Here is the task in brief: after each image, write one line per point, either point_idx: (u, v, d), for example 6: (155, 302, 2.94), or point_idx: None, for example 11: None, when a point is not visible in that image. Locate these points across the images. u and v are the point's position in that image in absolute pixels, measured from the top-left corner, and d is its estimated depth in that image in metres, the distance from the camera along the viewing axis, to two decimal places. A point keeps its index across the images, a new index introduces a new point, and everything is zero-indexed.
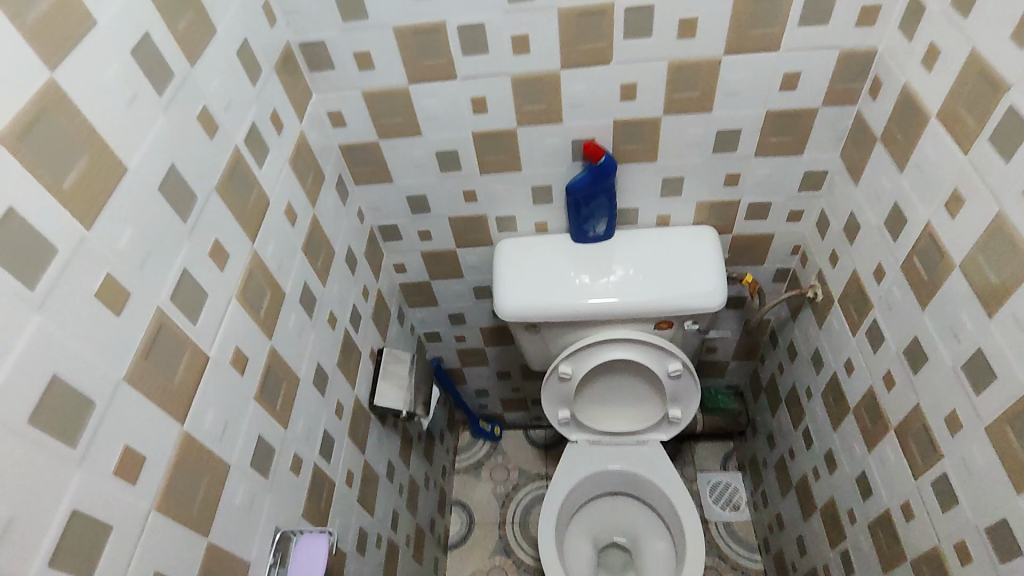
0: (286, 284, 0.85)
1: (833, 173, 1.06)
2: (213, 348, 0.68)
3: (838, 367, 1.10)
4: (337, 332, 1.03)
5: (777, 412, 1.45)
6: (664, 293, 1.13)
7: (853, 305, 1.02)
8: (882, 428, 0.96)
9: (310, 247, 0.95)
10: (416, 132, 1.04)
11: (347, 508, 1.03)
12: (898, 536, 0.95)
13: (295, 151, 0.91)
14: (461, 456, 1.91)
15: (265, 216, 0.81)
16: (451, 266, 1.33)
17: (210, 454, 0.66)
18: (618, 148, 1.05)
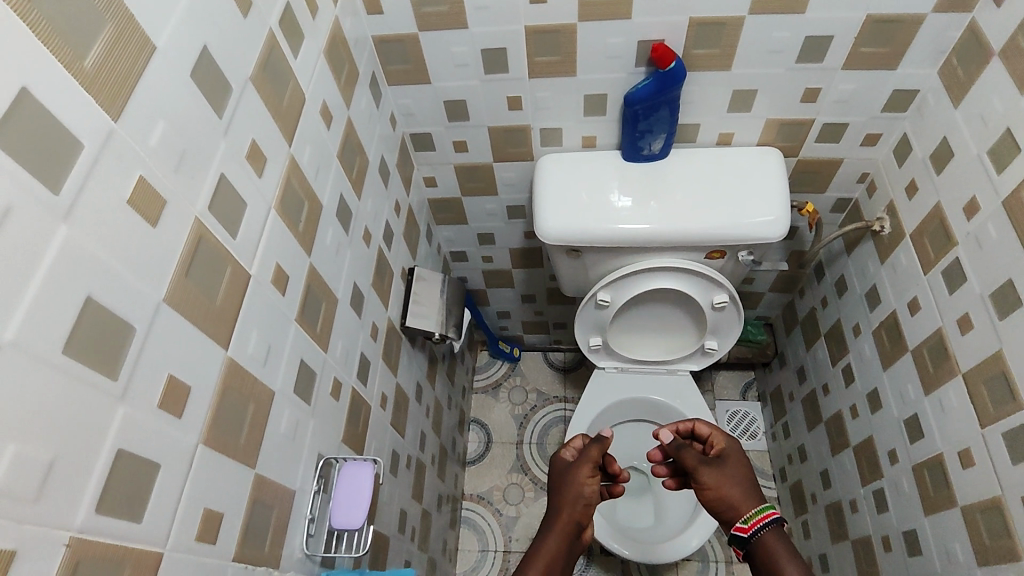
0: (323, 194, 0.77)
1: (925, 92, 0.95)
2: (254, 266, 0.60)
3: (899, 308, 1.04)
4: (371, 249, 0.95)
5: (813, 346, 1.41)
6: (720, 220, 1.05)
7: (931, 241, 0.95)
8: (947, 373, 0.92)
9: (346, 154, 0.85)
10: (461, 24, 0.91)
11: (381, 432, 0.99)
12: (948, 481, 0.92)
13: (330, 41, 0.79)
14: (479, 376, 1.89)
15: (301, 115, 0.71)
16: (485, 180, 1.23)
17: (255, 382, 0.60)
18: (688, 53, 0.93)
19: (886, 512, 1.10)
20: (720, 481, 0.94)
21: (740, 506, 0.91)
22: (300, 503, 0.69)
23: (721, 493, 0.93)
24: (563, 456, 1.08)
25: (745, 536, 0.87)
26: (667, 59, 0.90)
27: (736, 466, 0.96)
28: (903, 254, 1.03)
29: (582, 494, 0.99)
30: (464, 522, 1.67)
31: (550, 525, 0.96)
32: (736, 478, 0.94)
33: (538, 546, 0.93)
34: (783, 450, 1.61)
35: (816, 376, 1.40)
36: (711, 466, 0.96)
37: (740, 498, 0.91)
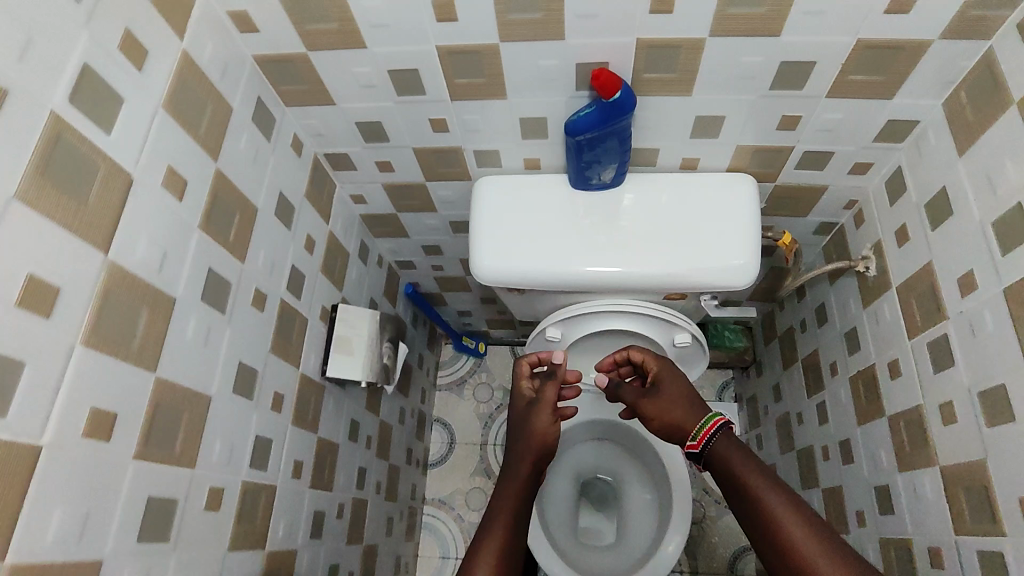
0: (178, 286, 0.63)
1: (928, 124, 0.78)
2: (51, 431, 0.48)
3: (880, 365, 0.93)
4: (270, 311, 0.83)
5: (790, 368, 1.31)
6: (678, 266, 0.91)
7: (919, 304, 0.82)
8: (924, 457, 0.82)
9: (218, 217, 0.70)
10: (359, 44, 0.73)
11: (296, 503, 0.91)
12: (915, 569, 0.84)
13: (179, 86, 0.63)
14: (443, 372, 1.80)
15: (130, 203, 0.56)
16: (421, 198, 1.08)
17: (64, 569, 0.50)
18: (641, 77, 0.76)
19: None
20: (660, 409, 0.92)
21: (683, 424, 0.89)
22: None
23: (664, 420, 0.91)
24: (519, 395, 0.94)
25: (697, 453, 0.85)
26: (610, 89, 0.73)
27: (673, 385, 0.93)
28: (889, 305, 0.90)
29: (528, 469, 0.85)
30: (425, 527, 1.63)
31: (492, 518, 0.80)
32: (674, 400, 0.92)
33: (485, 537, 0.77)
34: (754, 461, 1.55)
35: (791, 402, 1.32)
36: (651, 394, 0.94)
37: (681, 415, 0.90)
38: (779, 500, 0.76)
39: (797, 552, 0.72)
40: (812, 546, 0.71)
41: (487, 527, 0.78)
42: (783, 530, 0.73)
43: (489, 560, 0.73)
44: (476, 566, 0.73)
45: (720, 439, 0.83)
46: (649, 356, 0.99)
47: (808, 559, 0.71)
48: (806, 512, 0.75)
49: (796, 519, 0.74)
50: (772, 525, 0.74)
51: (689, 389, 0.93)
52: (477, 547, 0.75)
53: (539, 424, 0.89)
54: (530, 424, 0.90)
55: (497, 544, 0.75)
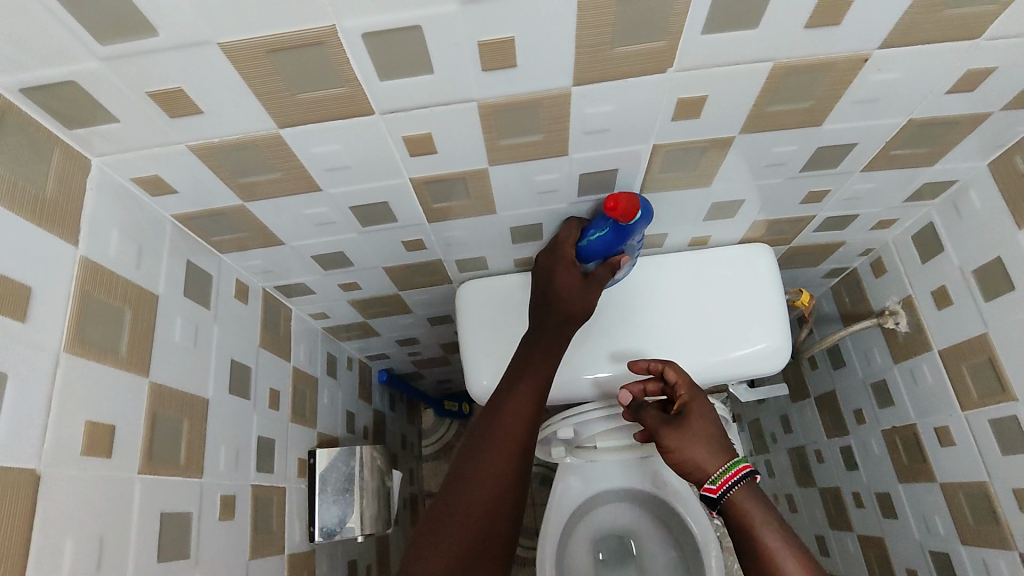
0: (125, 566, 0.48)
1: (967, 184, 0.70)
2: None
3: (921, 426, 0.86)
4: (242, 510, 0.67)
5: (800, 401, 1.25)
6: (702, 361, 0.80)
7: (974, 374, 0.74)
8: (993, 533, 0.75)
9: (163, 442, 0.55)
10: (311, 188, 0.58)
11: None
12: None
13: (83, 306, 0.47)
14: (426, 440, 1.66)
15: (42, 504, 0.41)
16: (393, 305, 0.93)
17: None
18: (652, 177, 0.64)
19: None
20: (682, 446, 0.70)
21: (705, 465, 0.68)
22: None
23: (683, 458, 0.70)
24: (569, 274, 0.72)
25: (715, 501, 0.66)
26: (632, 218, 0.64)
27: (702, 423, 0.71)
28: (927, 366, 0.83)
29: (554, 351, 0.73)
30: None
31: (514, 393, 0.69)
32: (700, 438, 0.69)
33: (493, 439, 0.64)
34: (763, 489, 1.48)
35: (805, 436, 1.25)
36: (672, 428, 0.71)
37: (704, 454, 0.68)
38: (777, 536, 0.61)
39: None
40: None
41: (489, 432, 0.65)
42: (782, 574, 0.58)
43: (487, 484, 0.61)
44: (468, 496, 0.60)
45: (743, 487, 0.65)
46: (681, 376, 0.74)
47: None
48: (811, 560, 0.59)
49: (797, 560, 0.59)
50: (764, 557, 0.60)
51: (721, 434, 0.70)
52: (478, 457, 0.63)
53: (564, 304, 0.73)
54: (571, 297, 0.73)
55: (498, 471, 0.62)
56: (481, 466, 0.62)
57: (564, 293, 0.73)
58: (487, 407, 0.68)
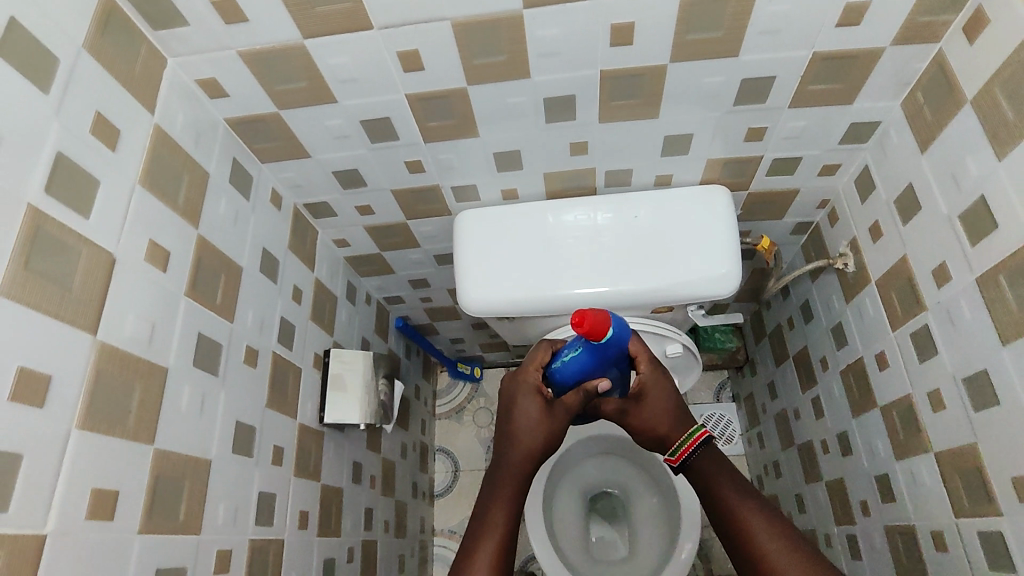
0: (168, 355, 0.64)
1: (889, 124, 0.80)
2: (56, 515, 0.49)
3: (868, 358, 0.93)
4: (262, 368, 0.83)
5: (782, 364, 1.30)
6: (659, 283, 0.93)
7: (898, 295, 0.83)
8: (916, 443, 0.82)
9: (203, 283, 0.71)
10: (329, 100, 0.75)
11: (304, 554, 0.90)
12: (920, 554, 0.85)
13: (154, 160, 0.65)
14: (441, 400, 1.80)
15: (114, 279, 0.58)
16: (402, 236, 1.08)
17: None
18: (606, 105, 0.78)
19: (860, 561, 1.03)
20: (646, 423, 0.80)
21: (668, 437, 0.79)
22: None
23: (646, 431, 0.80)
24: (531, 402, 0.80)
25: (678, 468, 0.77)
26: (601, 332, 0.76)
27: (660, 396, 0.80)
28: (868, 299, 0.91)
29: (524, 455, 0.78)
30: (437, 559, 1.62)
31: (491, 497, 0.75)
32: (659, 412, 0.79)
33: (479, 542, 0.70)
34: (757, 459, 1.55)
35: (785, 398, 1.31)
36: (634, 409, 0.80)
37: (661, 424, 0.79)
38: (738, 495, 0.72)
39: (774, 563, 0.66)
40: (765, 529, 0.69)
41: (479, 530, 0.71)
42: (757, 540, 0.68)
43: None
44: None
45: (702, 448, 0.76)
46: (641, 350, 0.81)
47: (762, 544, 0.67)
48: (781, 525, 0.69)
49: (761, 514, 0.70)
50: (731, 513, 0.71)
51: (676, 402, 0.80)
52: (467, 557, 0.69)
53: (522, 429, 0.79)
54: (529, 424, 0.79)
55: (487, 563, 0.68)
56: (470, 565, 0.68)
57: (524, 419, 0.80)
58: (472, 514, 0.74)
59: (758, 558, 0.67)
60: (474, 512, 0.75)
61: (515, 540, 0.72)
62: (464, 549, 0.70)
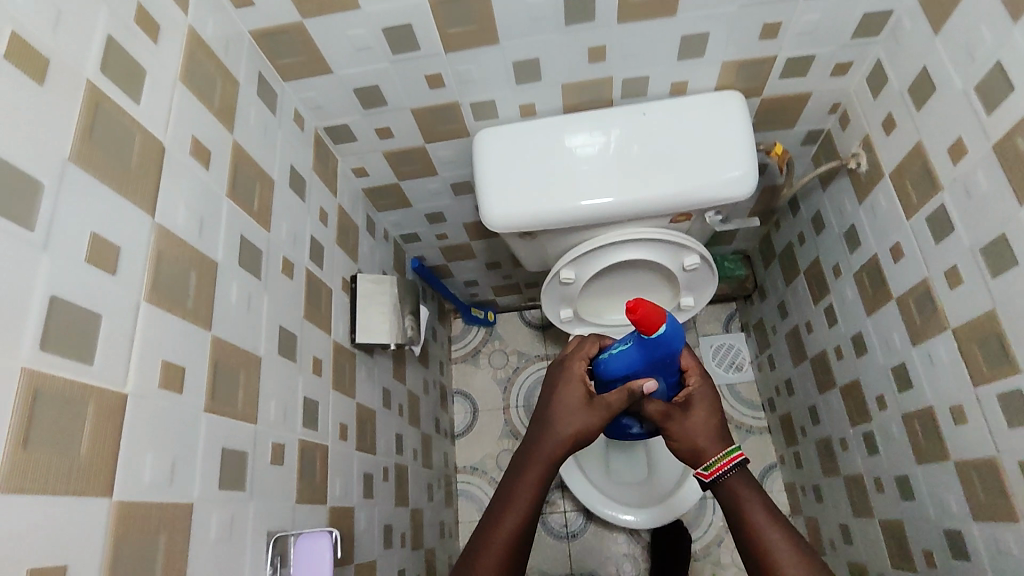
0: (217, 250, 0.66)
1: (900, 12, 0.82)
2: (132, 379, 0.51)
3: (881, 253, 0.96)
4: (297, 281, 0.85)
5: (792, 281, 1.34)
6: (678, 188, 0.95)
7: (912, 183, 0.85)
8: (932, 324, 0.85)
9: (241, 188, 0.73)
10: (352, 5, 0.76)
11: (345, 464, 0.93)
12: (938, 433, 0.89)
13: (190, 60, 0.66)
14: (456, 345, 1.83)
15: (165, 169, 0.60)
16: (421, 163, 1.09)
17: (163, 506, 0.53)
18: (623, 3, 0.80)
19: (877, 455, 1.08)
20: (686, 431, 0.80)
21: (704, 452, 0.78)
22: None
23: (685, 444, 0.80)
24: (572, 391, 0.80)
25: (707, 484, 0.76)
26: (653, 326, 0.80)
27: (705, 409, 0.82)
28: (882, 195, 0.93)
29: (562, 442, 0.75)
30: (462, 495, 1.67)
31: (521, 473, 0.73)
32: (703, 426, 0.80)
33: (501, 515, 0.69)
34: (768, 382, 1.60)
35: (796, 314, 1.35)
36: (680, 415, 0.81)
37: (704, 443, 0.78)
38: (763, 513, 0.70)
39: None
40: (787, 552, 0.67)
41: (488, 527, 0.69)
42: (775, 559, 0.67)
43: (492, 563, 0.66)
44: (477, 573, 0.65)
45: (735, 470, 0.74)
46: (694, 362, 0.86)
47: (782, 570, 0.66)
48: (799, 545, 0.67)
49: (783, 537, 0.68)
50: (751, 533, 0.69)
51: (722, 420, 0.81)
52: (487, 535, 0.68)
53: (564, 413, 0.77)
54: (572, 412, 0.78)
55: (503, 538, 0.67)
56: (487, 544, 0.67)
57: (568, 400, 0.79)
58: (496, 492, 0.72)
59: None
60: (501, 487, 0.73)
61: (529, 535, 0.69)
62: (484, 527, 0.69)
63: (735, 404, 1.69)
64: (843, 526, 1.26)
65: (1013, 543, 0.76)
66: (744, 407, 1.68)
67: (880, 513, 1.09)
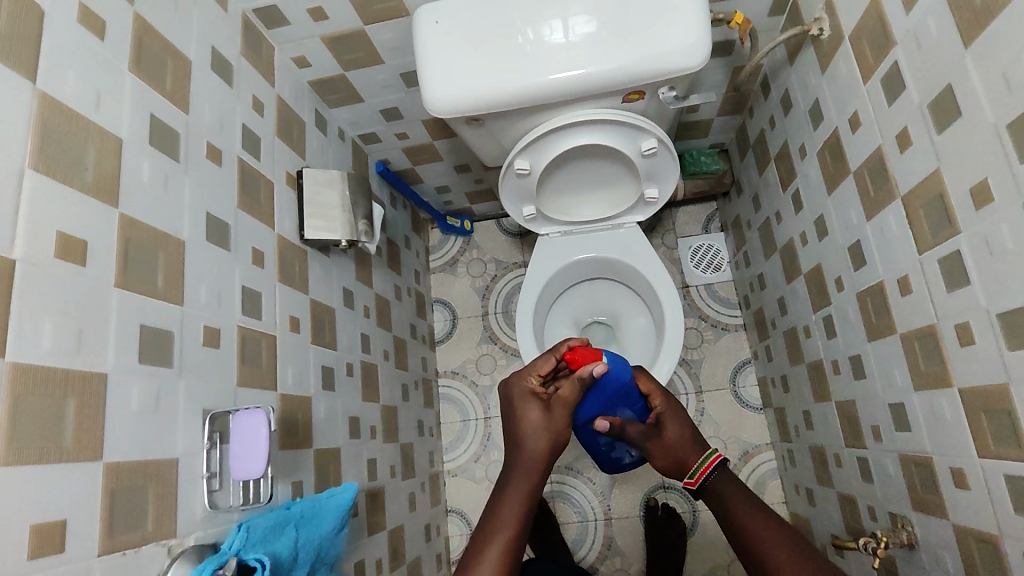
0: (122, 125, 0.64)
1: None
2: (22, 245, 0.51)
3: (842, 125, 0.92)
4: (229, 169, 0.82)
5: (764, 170, 1.30)
6: (629, 62, 0.91)
7: (870, 42, 0.80)
8: (886, 195, 0.83)
9: (149, 64, 0.70)
10: None
11: (299, 355, 0.95)
12: (888, 308, 0.88)
13: None
14: (434, 255, 1.83)
15: (46, 35, 0.57)
16: (364, 50, 1.04)
17: (69, 373, 0.54)
18: None
19: (835, 338, 1.08)
20: (666, 448, 0.91)
21: (685, 462, 0.89)
22: (190, 466, 0.67)
23: (669, 459, 0.91)
24: (532, 405, 0.84)
25: (696, 489, 0.85)
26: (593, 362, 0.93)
27: (675, 423, 0.94)
28: (843, 62, 0.88)
29: (539, 453, 0.78)
30: (443, 398, 1.71)
31: (509, 486, 0.75)
32: (680, 440, 0.92)
33: (497, 519, 0.71)
34: (744, 279, 1.59)
35: (767, 205, 1.32)
36: (656, 434, 0.93)
37: (684, 454, 0.90)
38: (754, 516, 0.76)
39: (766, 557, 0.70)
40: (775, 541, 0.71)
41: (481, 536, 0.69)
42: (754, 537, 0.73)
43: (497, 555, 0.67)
44: (480, 564, 0.66)
45: (718, 470, 0.84)
46: (654, 387, 0.99)
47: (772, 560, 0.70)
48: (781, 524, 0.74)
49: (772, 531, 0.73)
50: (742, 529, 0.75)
51: (693, 432, 0.93)
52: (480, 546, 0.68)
53: (528, 431, 0.81)
54: (537, 427, 0.81)
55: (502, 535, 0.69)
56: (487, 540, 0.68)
57: (527, 421, 0.82)
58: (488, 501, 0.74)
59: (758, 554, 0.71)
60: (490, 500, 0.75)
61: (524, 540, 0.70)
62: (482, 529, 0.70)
63: (711, 303, 1.69)
64: (806, 411, 1.28)
65: (947, 408, 0.77)
66: (720, 306, 1.69)
67: (837, 395, 1.11)
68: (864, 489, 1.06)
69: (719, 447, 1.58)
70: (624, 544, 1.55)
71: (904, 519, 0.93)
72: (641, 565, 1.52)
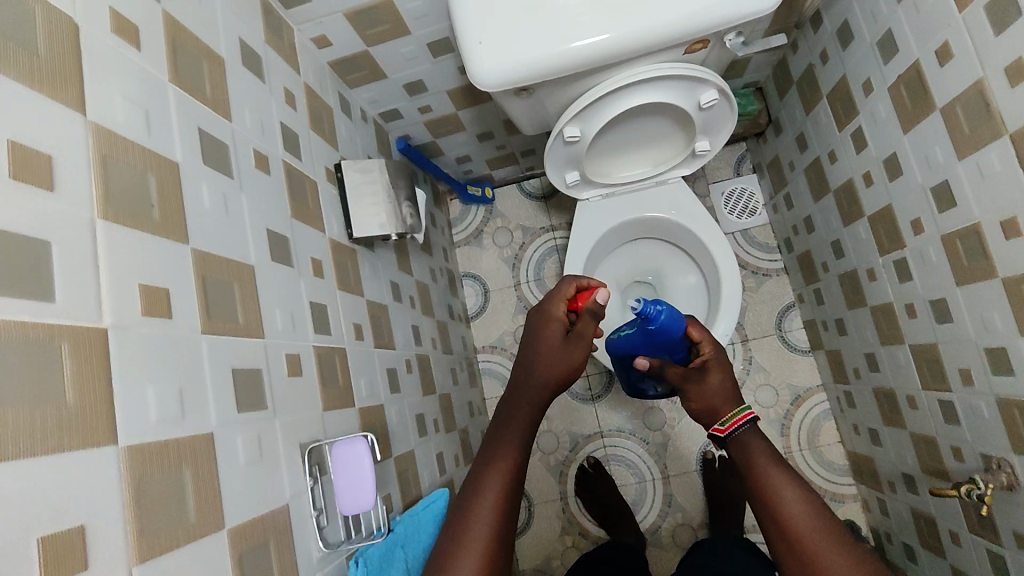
0: (175, 148, 0.57)
1: None
2: (111, 311, 0.44)
3: (923, 56, 0.86)
4: (276, 175, 0.75)
5: (813, 107, 1.25)
6: (696, 8, 0.83)
7: None
8: (985, 131, 0.78)
9: (187, 69, 0.62)
10: None
11: (367, 364, 0.89)
12: (986, 249, 0.84)
13: None
14: (457, 228, 1.76)
15: (86, 55, 0.48)
16: (390, 22, 0.96)
17: (180, 443, 0.48)
18: None
19: (910, 281, 1.05)
20: (702, 393, 0.86)
21: (719, 408, 0.84)
22: (299, 507, 0.62)
23: (702, 403, 0.86)
24: (550, 338, 0.80)
25: (724, 438, 0.79)
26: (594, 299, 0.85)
27: (720, 372, 0.88)
28: None
29: (546, 386, 0.76)
30: (485, 374, 1.68)
31: (510, 421, 0.73)
32: (716, 388, 0.85)
33: (493, 464, 0.67)
34: (785, 222, 1.56)
35: (818, 146, 1.28)
36: (697, 377, 0.88)
37: (720, 402, 0.84)
38: (796, 497, 0.68)
39: (802, 535, 0.65)
40: (806, 521, 0.66)
41: (479, 478, 0.66)
42: (783, 506, 0.68)
43: (489, 514, 0.63)
44: (478, 514, 0.63)
45: (748, 426, 0.78)
46: (705, 337, 0.95)
47: (812, 548, 0.64)
48: (809, 494, 0.69)
49: (806, 514, 0.67)
50: (775, 506, 0.68)
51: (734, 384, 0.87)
52: (477, 489, 0.65)
53: (546, 371, 0.77)
54: (549, 364, 0.78)
55: (496, 493, 0.64)
56: (483, 492, 0.64)
57: (545, 349, 0.80)
58: (476, 457, 0.69)
59: (796, 543, 0.65)
60: (480, 456, 0.70)
61: (521, 493, 0.66)
62: (466, 498, 0.65)
63: (750, 249, 1.66)
64: (870, 354, 1.27)
65: None
66: (759, 251, 1.65)
67: (913, 339, 1.08)
68: (947, 431, 1.04)
69: (770, 394, 1.59)
70: (684, 500, 1.55)
71: (1002, 461, 0.91)
72: (703, 517, 1.53)
